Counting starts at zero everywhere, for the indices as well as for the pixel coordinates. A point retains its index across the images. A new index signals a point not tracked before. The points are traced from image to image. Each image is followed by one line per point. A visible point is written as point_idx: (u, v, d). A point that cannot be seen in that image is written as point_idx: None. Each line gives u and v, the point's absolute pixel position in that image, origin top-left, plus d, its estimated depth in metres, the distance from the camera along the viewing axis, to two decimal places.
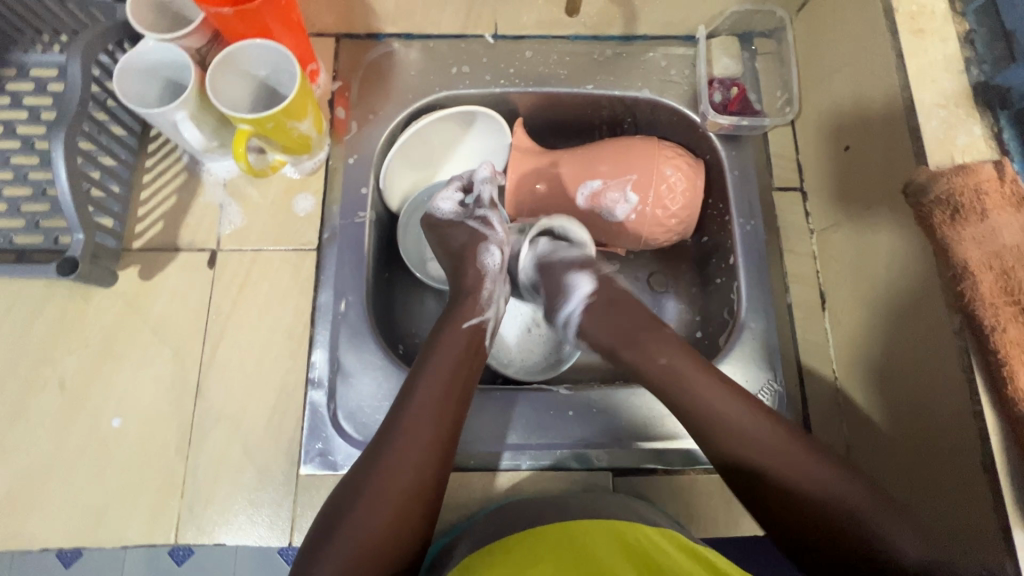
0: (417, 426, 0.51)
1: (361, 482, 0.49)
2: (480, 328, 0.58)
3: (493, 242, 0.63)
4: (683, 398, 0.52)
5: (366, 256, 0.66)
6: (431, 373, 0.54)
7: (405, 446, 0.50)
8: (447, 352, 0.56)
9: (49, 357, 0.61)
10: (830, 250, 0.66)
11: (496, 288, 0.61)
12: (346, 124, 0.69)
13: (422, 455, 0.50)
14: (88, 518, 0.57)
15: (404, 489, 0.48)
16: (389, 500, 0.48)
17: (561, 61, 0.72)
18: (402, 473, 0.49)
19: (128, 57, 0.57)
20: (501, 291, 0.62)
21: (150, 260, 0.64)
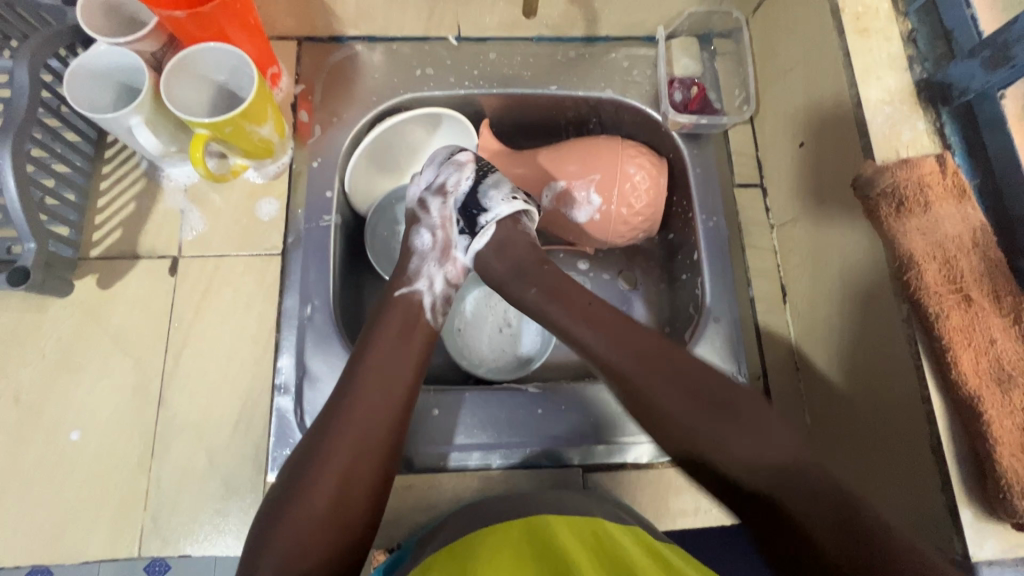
0: (349, 409, 0.52)
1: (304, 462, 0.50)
2: (413, 298, 0.60)
3: (425, 224, 0.63)
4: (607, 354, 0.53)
5: (330, 260, 0.65)
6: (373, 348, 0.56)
7: (358, 422, 0.51)
8: (388, 326, 0.58)
9: (4, 370, 0.59)
10: (790, 244, 0.67)
11: (423, 263, 0.62)
12: (309, 127, 0.69)
13: (375, 433, 0.52)
14: (47, 535, 0.55)
15: (359, 463, 0.50)
16: (330, 478, 0.49)
17: (525, 62, 0.73)
18: (344, 442, 0.50)
19: (79, 61, 0.56)
20: (436, 270, 0.62)
21: (109, 268, 0.63)
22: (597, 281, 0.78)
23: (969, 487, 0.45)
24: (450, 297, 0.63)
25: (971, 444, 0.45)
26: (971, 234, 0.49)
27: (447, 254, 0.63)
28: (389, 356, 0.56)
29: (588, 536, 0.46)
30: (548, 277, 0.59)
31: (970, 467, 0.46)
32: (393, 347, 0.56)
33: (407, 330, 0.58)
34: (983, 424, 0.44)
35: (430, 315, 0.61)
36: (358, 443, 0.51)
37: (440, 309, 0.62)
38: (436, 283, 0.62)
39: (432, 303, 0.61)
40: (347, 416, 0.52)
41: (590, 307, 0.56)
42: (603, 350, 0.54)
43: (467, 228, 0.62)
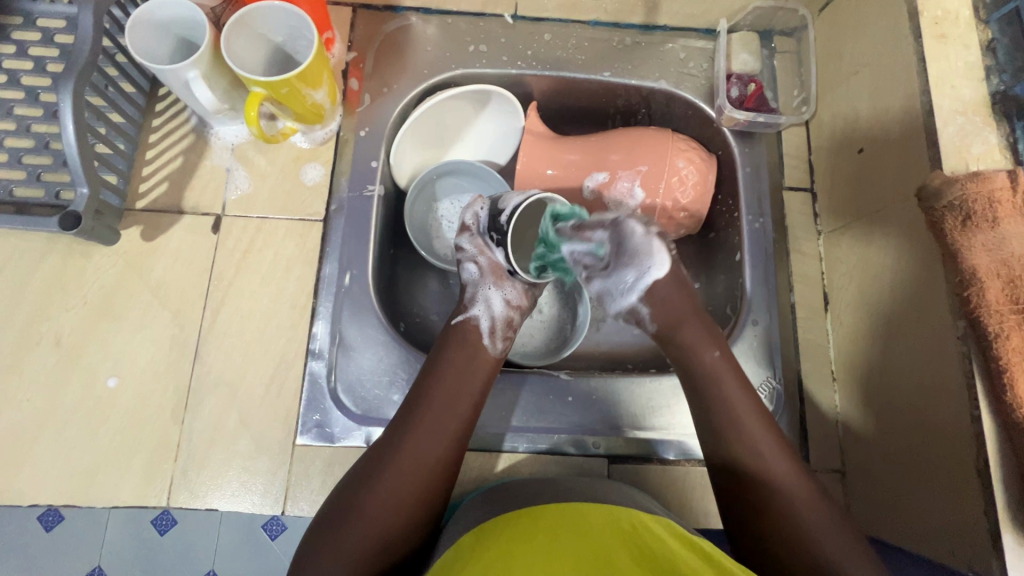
0: (408, 437, 0.52)
1: (362, 477, 0.51)
2: (469, 323, 0.61)
3: (466, 260, 0.63)
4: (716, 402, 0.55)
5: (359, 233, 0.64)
6: (437, 378, 0.56)
7: (415, 446, 0.52)
8: (453, 358, 0.58)
9: (47, 313, 0.60)
10: (837, 253, 0.66)
11: (479, 291, 0.62)
12: (359, 95, 0.69)
13: (428, 463, 0.52)
14: (79, 477, 0.56)
15: (414, 488, 0.50)
16: (381, 502, 0.49)
17: (579, 46, 0.72)
18: (403, 467, 0.51)
19: (141, 10, 0.55)
20: (492, 294, 0.62)
21: (153, 221, 0.63)
22: None
23: (1016, 513, 0.44)
24: (511, 319, 0.62)
25: (1020, 469, 0.44)
26: None
27: (501, 276, 0.62)
28: (452, 390, 0.56)
29: (623, 525, 0.45)
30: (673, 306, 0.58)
31: (1018, 492, 0.44)
32: (455, 371, 0.57)
33: (466, 360, 0.58)
34: None
35: (488, 339, 0.60)
36: (413, 467, 0.51)
37: (500, 333, 0.61)
38: (494, 305, 0.62)
39: (490, 325, 0.61)
40: (405, 438, 0.52)
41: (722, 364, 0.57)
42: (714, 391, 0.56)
43: (500, 242, 0.60)
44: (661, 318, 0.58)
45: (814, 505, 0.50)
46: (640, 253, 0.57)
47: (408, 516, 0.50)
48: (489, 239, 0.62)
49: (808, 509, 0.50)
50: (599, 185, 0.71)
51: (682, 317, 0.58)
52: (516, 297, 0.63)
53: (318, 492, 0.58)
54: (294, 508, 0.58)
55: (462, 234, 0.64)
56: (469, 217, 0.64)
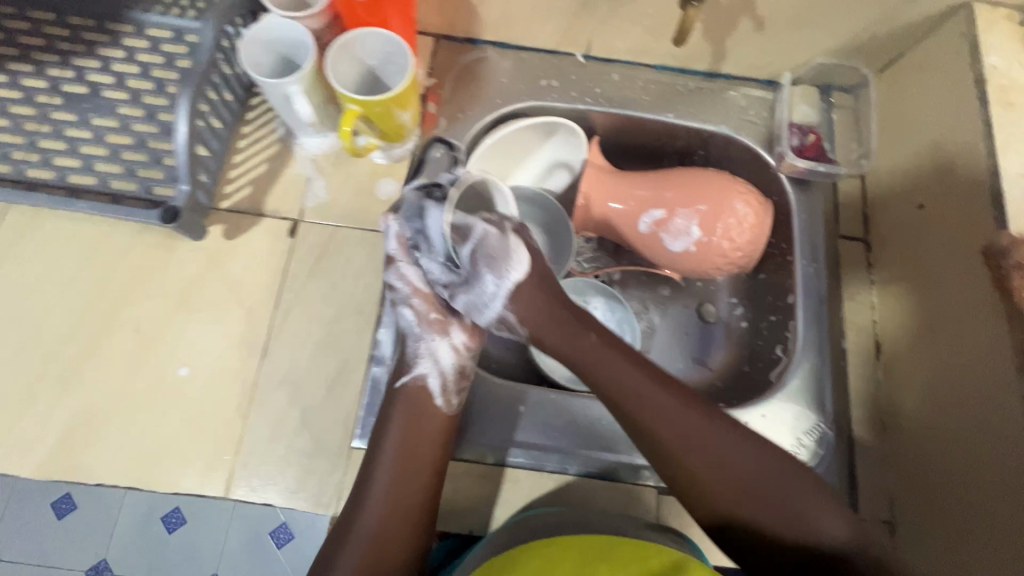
0: (365, 502, 0.55)
1: (333, 542, 0.54)
2: (422, 384, 0.61)
3: (400, 301, 0.62)
4: (620, 393, 0.56)
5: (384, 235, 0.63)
6: (390, 443, 0.58)
7: (382, 512, 0.55)
8: (400, 415, 0.59)
9: (129, 300, 0.63)
10: (891, 303, 0.67)
11: (427, 345, 0.62)
12: (435, 118, 0.73)
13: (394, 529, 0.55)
14: (145, 461, 0.58)
15: (381, 556, 0.54)
16: (352, 569, 0.53)
17: (646, 88, 0.77)
18: (375, 533, 0.54)
19: (256, 28, 0.60)
20: (437, 345, 0.62)
21: (236, 221, 0.66)
22: (677, 308, 0.80)
23: None
24: (463, 369, 0.62)
25: None
26: None
27: (443, 327, 0.63)
28: (416, 456, 0.57)
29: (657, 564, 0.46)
30: (534, 302, 0.60)
31: None
32: (413, 435, 0.58)
33: (416, 418, 0.59)
34: None
35: (440, 399, 0.61)
36: (383, 532, 0.54)
37: (451, 390, 0.61)
38: (439, 359, 0.62)
39: (440, 383, 0.61)
40: (368, 502, 0.55)
41: (602, 348, 0.58)
42: (614, 381, 0.56)
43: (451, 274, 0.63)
44: (526, 317, 0.60)
45: (762, 457, 0.54)
46: (499, 258, 0.59)
47: (406, 529, 0.55)
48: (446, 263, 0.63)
49: (749, 463, 0.53)
50: (655, 222, 0.73)
51: (540, 318, 0.60)
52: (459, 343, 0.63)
53: None
54: None
55: (398, 266, 0.63)
56: (416, 236, 0.62)
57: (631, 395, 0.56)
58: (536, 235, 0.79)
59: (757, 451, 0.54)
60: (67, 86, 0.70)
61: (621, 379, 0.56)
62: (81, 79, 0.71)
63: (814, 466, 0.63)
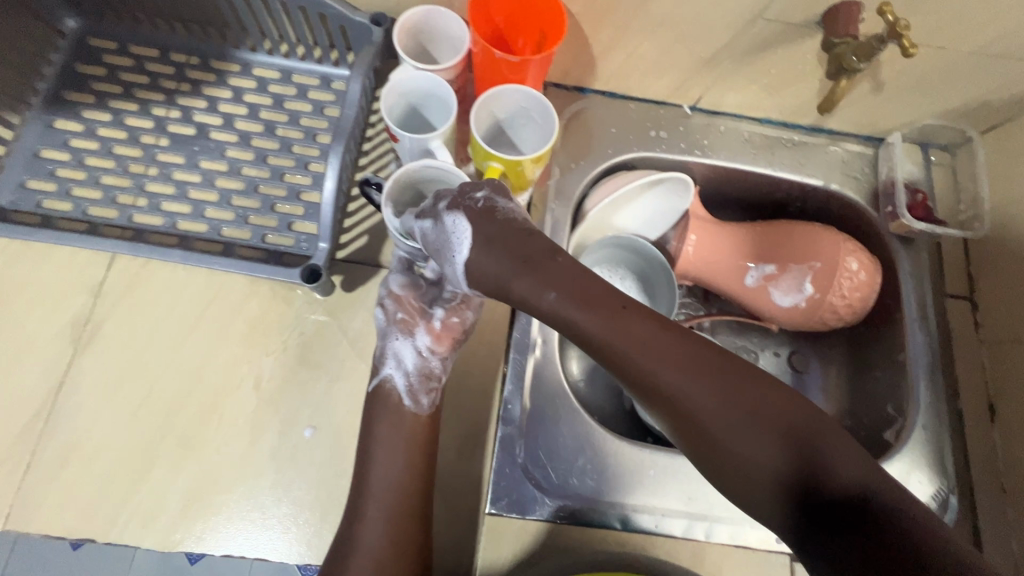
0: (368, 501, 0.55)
1: (344, 540, 0.54)
2: (384, 384, 0.59)
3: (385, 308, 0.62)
4: (587, 326, 0.46)
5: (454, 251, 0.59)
6: (382, 443, 0.56)
7: (377, 513, 0.54)
8: (390, 430, 0.57)
9: (248, 355, 0.60)
10: (1006, 364, 0.68)
11: (396, 348, 0.60)
12: (549, 169, 0.73)
13: (385, 536, 0.54)
14: (272, 528, 0.56)
15: (386, 556, 0.53)
16: (362, 568, 0.53)
17: (751, 141, 0.77)
18: (377, 533, 0.54)
19: (395, 79, 0.59)
20: (403, 348, 0.60)
21: (354, 273, 0.64)
22: (776, 360, 0.80)
23: None
24: (429, 370, 0.59)
25: None
26: None
27: (410, 327, 0.60)
28: (404, 461, 0.56)
29: None
30: (493, 259, 0.49)
31: None
32: (390, 437, 0.56)
33: (396, 421, 0.57)
34: None
35: (410, 399, 0.58)
36: (384, 535, 0.54)
37: (420, 390, 0.59)
38: (404, 361, 0.59)
39: (405, 383, 0.59)
40: (370, 501, 0.55)
41: (548, 274, 0.47)
42: (577, 317, 0.47)
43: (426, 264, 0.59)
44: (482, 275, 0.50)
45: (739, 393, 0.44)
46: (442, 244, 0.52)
47: (405, 560, 0.54)
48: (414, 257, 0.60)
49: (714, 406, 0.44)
50: (760, 278, 0.74)
51: (500, 275, 0.49)
52: (424, 345, 0.59)
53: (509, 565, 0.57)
54: None
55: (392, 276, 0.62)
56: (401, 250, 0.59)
57: (594, 335, 0.47)
58: (630, 280, 0.79)
59: (756, 386, 0.45)
60: (173, 126, 0.68)
61: (563, 307, 0.47)
62: (186, 119, 0.68)
63: None
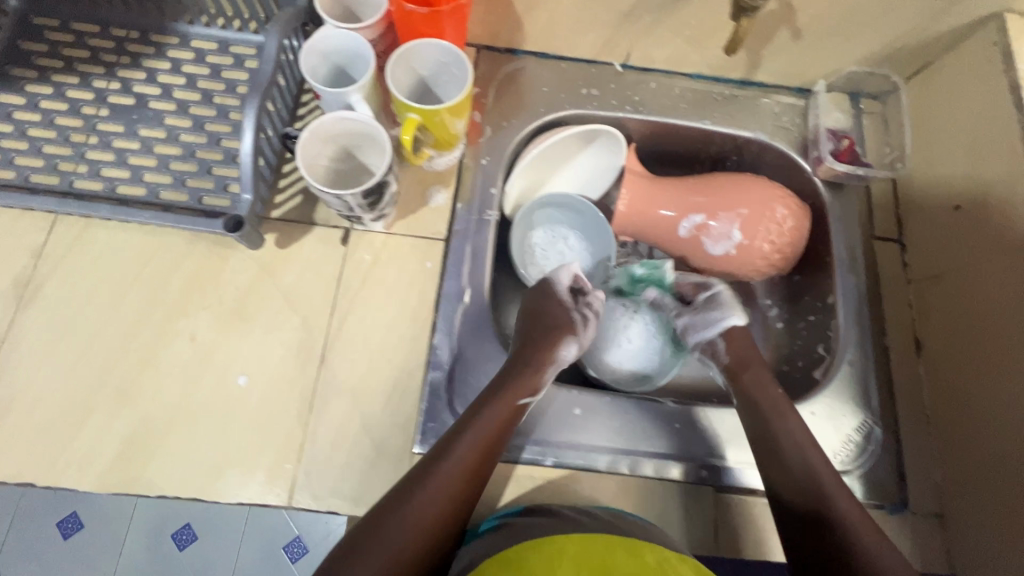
0: (448, 476, 0.53)
1: (397, 507, 0.51)
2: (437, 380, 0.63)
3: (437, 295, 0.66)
4: (753, 391, 0.65)
5: (379, 206, 0.61)
6: (477, 425, 0.56)
7: (451, 478, 0.53)
8: (492, 415, 0.57)
9: (184, 310, 0.63)
10: (929, 300, 0.69)
11: (440, 342, 0.64)
12: (479, 126, 0.74)
13: (437, 512, 0.51)
14: (206, 471, 0.58)
15: (416, 534, 0.50)
16: (383, 553, 0.48)
17: (682, 96, 0.78)
18: (422, 509, 0.51)
19: (314, 40, 0.61)
20: (443, 344, 0.64)
21: (288, 230, 0.67)
22: None
23: None
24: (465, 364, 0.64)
25: None
26: None
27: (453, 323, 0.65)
28: (488, 439, 0.56)
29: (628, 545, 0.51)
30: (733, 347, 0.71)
31: None
32: (494, 420, 0.57)
33: (507, 406, 0.58)
34: None
35: (458, 395, 0.62)
36: (421, 506, 0.51)
37: (463, 386, 0.63)
38: (443, 356, 0.64)
39: (443, 378, 0.63)
40: (441, 468, 0.53)
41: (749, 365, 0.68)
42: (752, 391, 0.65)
43: (374, 199, 0.59)
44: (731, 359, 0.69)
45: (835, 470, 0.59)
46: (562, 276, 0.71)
47: (417, 534, 0.50)
48: (359, 207, 0.59)
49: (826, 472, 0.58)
50: (693, 228, 0.75)
51: (747, 359, 0.69)
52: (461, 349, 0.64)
53: None
54: None
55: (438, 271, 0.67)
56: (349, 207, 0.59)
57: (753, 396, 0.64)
58: (575, 239, 0.79)
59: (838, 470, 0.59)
60: (113, 97, 0.70)
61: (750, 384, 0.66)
62: (126, 90, 0.71)
63: (865, 463, 0.64)
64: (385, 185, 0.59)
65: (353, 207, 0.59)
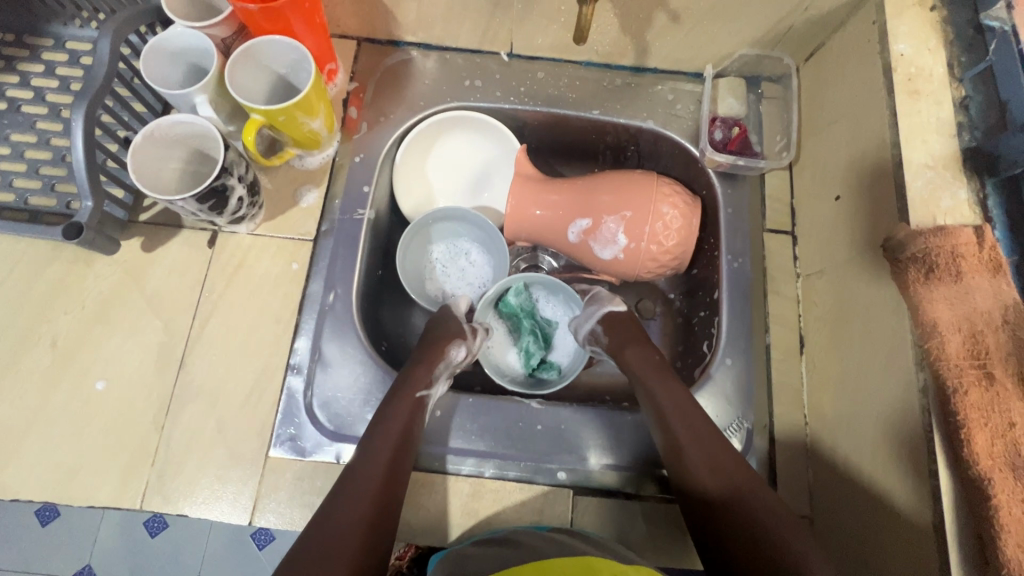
0: (365, 484, 0.52)
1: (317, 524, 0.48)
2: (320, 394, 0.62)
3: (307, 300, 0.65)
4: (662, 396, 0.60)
5: (228, 209, 0.61)
6: (383, 429, 0.56)
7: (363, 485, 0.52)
8: (397, 415, 0.57)
9: (46, 315, 0.63)
10: (813, 295, 0.67)
11: (301, 356, 0.63)
12: (357, 124, 0.73)
13: (364, 518, 0.49)
14: (61, 475, 0.59)
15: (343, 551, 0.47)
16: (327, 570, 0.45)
17: (571, 84, 0.75)
18: (340, 517, 0.49)
19: (157, 41, 0.60)
20: (305, 360, 0.63)
21: (152, 234, 0.66)
22: None
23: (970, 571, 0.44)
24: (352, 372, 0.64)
25: (975, 525, 0.43)
26: (1002, 310, 0.46)
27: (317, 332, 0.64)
28: (398, 442, 0.55)
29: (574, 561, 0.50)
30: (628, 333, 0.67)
31: (974, 553, 0.44)
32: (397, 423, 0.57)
33: (412, 408, 0.58)
34: (989, 506, 0.42)
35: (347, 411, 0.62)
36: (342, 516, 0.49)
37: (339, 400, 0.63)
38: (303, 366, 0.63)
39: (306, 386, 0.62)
40: (359, 476, 0.52)
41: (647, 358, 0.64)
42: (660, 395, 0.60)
43: (218, 203, 0.59)
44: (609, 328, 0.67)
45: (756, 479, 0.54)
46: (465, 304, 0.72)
47: (356, 547, 0.48)
48: (204, 211, 0.58)
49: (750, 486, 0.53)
50: (582, 231, 0.73)
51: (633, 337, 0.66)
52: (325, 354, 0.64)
53: (286, 504, 0.59)
54: (261, 519, 0.59)
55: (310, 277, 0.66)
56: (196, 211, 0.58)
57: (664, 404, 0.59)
58: (477, 254, 0.78)
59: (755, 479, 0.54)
60: None
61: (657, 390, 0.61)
62: None
63: None
64: (231, 187, 0.58)
65: (200, 211, 0.58)
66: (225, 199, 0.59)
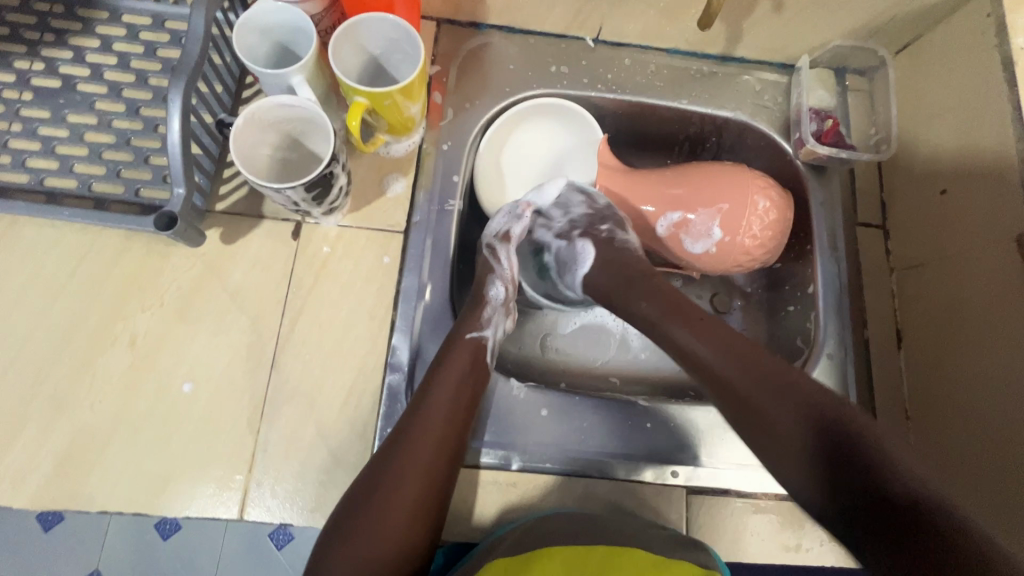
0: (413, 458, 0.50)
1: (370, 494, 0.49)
2: (482, 344, 0.59)
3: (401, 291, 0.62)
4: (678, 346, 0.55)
5: (327, 199, 0.57)
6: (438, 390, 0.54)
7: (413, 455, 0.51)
8: (449, 374, 0.55)
9: (123, 313, 0.58)
10: (912, 289, 0.67)
11: (496, 315, 0.61)
12: (441, 109, 0.69)
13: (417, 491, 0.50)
14: (151, 484, 0.55)
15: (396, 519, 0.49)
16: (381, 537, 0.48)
17: (658, 73, 0.73)
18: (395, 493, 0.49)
19: (249, 14, 0.55)
20: (502, 320, 0.62)
21: (233, 225, 0.62)
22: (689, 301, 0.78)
23: None
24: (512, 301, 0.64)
25: None
26: None
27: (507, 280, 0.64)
28: (452, 408, 0.53)
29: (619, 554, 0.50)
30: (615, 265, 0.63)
31: None
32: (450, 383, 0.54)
33: (466, 367, 0.56)
34: None
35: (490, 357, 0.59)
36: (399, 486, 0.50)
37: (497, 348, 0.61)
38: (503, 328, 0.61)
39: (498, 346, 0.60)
40: (404, 449, 0.51)
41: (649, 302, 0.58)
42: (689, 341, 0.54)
43: (318, 196, 0.55)
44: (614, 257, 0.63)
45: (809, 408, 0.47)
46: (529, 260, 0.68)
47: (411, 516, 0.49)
48: (301, 203, 0.55)
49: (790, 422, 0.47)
50: (672, 224, 0.71)
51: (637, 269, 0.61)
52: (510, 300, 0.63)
53: None
54: None
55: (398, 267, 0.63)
56: (292, 202, 0.54)
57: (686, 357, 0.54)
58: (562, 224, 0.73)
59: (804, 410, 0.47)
60: (36, 79, 0.64)
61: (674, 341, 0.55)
62: (51, 71, 0.65)
63: None
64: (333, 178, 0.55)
65: (298, 203, 0.55)
66: (325, 191, 0.56)
